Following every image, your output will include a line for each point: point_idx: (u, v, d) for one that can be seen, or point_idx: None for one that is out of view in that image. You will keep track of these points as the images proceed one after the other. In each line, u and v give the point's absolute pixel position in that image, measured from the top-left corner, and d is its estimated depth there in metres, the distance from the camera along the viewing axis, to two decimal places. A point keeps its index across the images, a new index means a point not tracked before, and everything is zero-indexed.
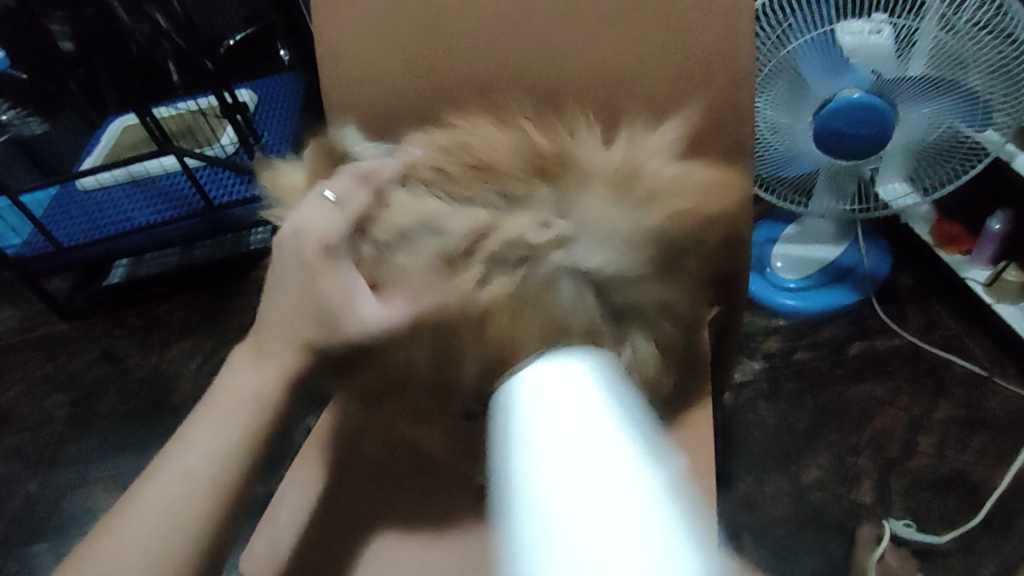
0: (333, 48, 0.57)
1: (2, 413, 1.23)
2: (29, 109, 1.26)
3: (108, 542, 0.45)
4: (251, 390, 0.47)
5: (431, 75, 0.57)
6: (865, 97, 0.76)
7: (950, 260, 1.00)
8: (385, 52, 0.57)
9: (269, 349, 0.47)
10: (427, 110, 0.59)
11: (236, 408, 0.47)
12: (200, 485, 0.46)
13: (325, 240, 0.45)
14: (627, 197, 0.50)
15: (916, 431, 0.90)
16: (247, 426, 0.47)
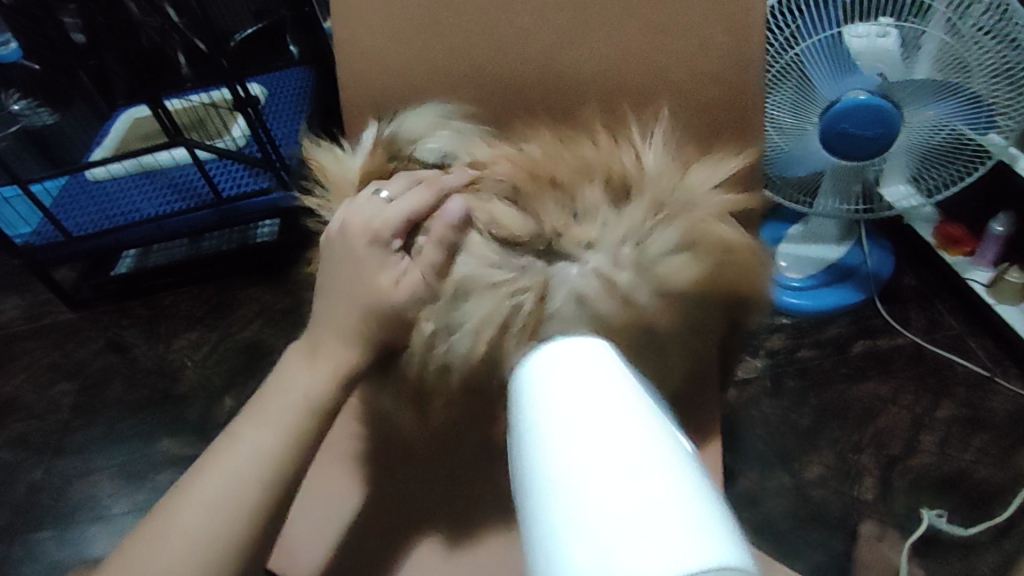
0: (354, 59, 0.65)
1: (9, 401, 1.23)
2: (40, 100, 1.27)
3: (158, 538, 0.44)
4: (304, 390, 0.48)
5: (445, 80, 0.65)
6: (871, 99, 0.77)
7: (952, 261, 1.01)
8: (402, 61, 0.64)
9: (326, 348, 0.48)
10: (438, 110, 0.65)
11: (287, 410, 0.48)
12: (246, 478, 0.46)
13: (370, 230, 0.47)
14: (670, 211, 0.48)
15: (918, 430, 0.91)
16: (298, 423, 0.48)
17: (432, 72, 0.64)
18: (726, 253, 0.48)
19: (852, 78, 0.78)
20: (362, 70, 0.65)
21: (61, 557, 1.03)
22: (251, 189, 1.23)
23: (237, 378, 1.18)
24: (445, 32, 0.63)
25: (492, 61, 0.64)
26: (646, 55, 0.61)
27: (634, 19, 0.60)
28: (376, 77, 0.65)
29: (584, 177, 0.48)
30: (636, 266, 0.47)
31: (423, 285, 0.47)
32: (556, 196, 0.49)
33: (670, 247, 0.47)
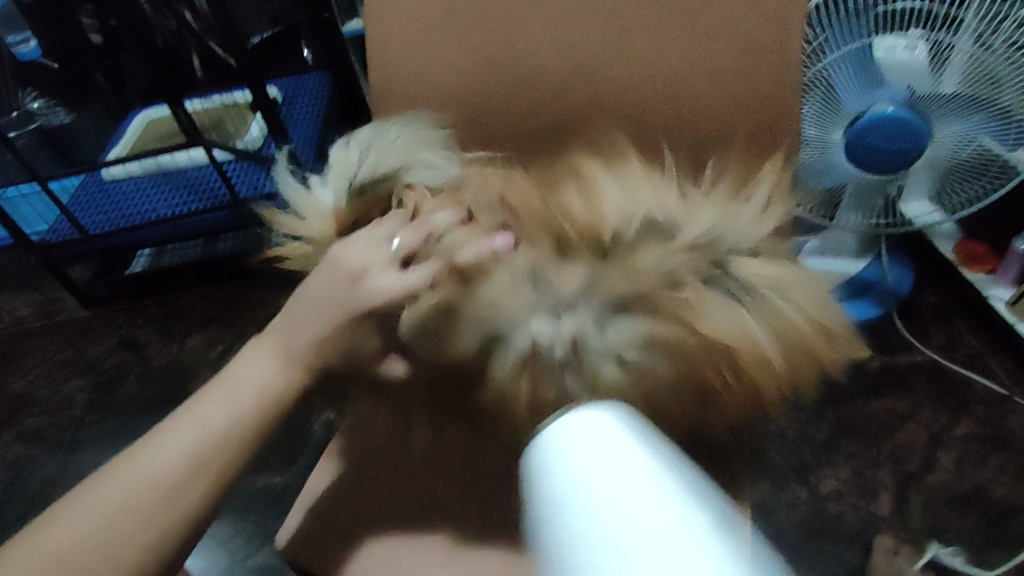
0: (387, 85, 0.65)
1: (22, 396, 1.24)
2: (56, 99, 1.26)
3: (97, 504, 0.43)
4: (265, 384, 0.47)
5: (480, 97, 0.64)
6: (897, 111, 0.77)
7: (973, 278, 1.00)
8: (436, 79, 0.64)
9: (306, 350, 0.47)
10: (477, 130, 0.66)
11: (246, 397, 0.47)
12: (206, 464, 0.44)
13: (373, 303, 0.46)
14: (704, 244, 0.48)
15: (936, 447, 0.91)
16: (253, 416, 0.46)
17: (467, 97, 0.64)
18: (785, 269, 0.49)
19: (880, 90, 0.77)
20: (397, 93, 0.65)
21: None
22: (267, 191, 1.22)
23: None
24: (483, 56, 0.63)
25: (527, 80, 0.63)
26: (682, 84, 0.61)
27: (668, 33, 0.59)
28: (411, 100, 0.65)
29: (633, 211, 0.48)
30: (593, 346, 0.45)
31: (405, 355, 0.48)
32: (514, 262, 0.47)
33: (624, 330, 0.45)
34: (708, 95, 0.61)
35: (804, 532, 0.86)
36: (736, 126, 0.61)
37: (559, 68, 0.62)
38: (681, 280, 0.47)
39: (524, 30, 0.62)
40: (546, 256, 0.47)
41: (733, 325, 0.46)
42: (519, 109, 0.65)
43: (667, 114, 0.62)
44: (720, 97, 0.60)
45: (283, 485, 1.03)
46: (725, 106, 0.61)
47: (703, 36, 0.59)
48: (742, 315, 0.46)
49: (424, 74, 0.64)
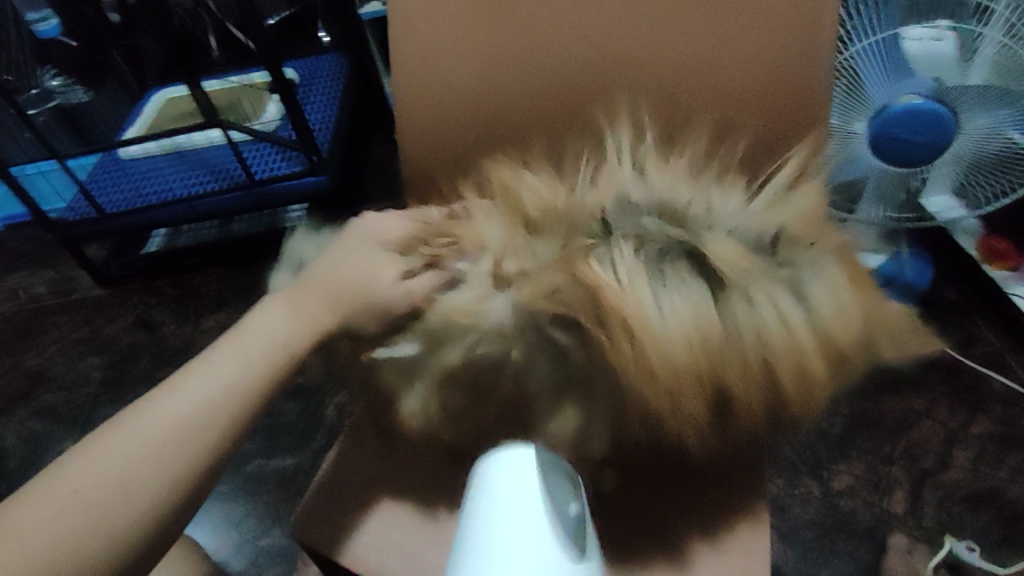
0: (414, 59, 0.62)
1: (38, 372, 1.25)
2: (75, 77, 1.25)
3: (108, 445, 0.42)
4: (282, 338, 0.49)
5: (507, 81, 0.63)
6: (926, 103, 0.75)
7: (996, 276, 0.99)
8: (466, 59, 0.62)
9: (304, 300, 0.50)
10: (500, 114, 0.64)
11: (263, 350, 0.48)
12: (220, 411, 0.45)
13: (396, 235, 0.53)
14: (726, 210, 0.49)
15: (952, 445, 0.90)
16: (271, 369, 0.48)
17: (494, 79, 0.63)
18: (801, 234, 0.49)
19: (909, 81, 0.76)
20: (421, 82, 0.64)
21: None
22: (284, 173, 1.22)
23: None
24: (507, 43, 0.61)
25: (553, 67, 0.61)
26: (712, 74, 0.59)
27: (695, 16, 0.58)
28: (433, 90, 0.64)
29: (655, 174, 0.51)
30: (520, 309, 0.48)
31: (418, 284, 0.50)
32: (506, 204, 0.53)
33: (552, 295, 0.47)
34: (739, 85, 0.59)
35: (816, 527, 0.86)
36: (763, 121, 0.60)
37: (586, 57, 0.61)
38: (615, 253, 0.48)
39: (547, 9, 0.60)
40: (500, 229, 0.51)
41: (648, 317, 0.45)
42: (544, 97, 0.63)
43: (690, 98, 0.61)
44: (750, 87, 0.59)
45: (295, 467, 1.03)
46: (757, 99, 0.59)
47: (735, 24, 0.57)
48: (666, 309, 0.45)
49: (449, 65, 0.62)
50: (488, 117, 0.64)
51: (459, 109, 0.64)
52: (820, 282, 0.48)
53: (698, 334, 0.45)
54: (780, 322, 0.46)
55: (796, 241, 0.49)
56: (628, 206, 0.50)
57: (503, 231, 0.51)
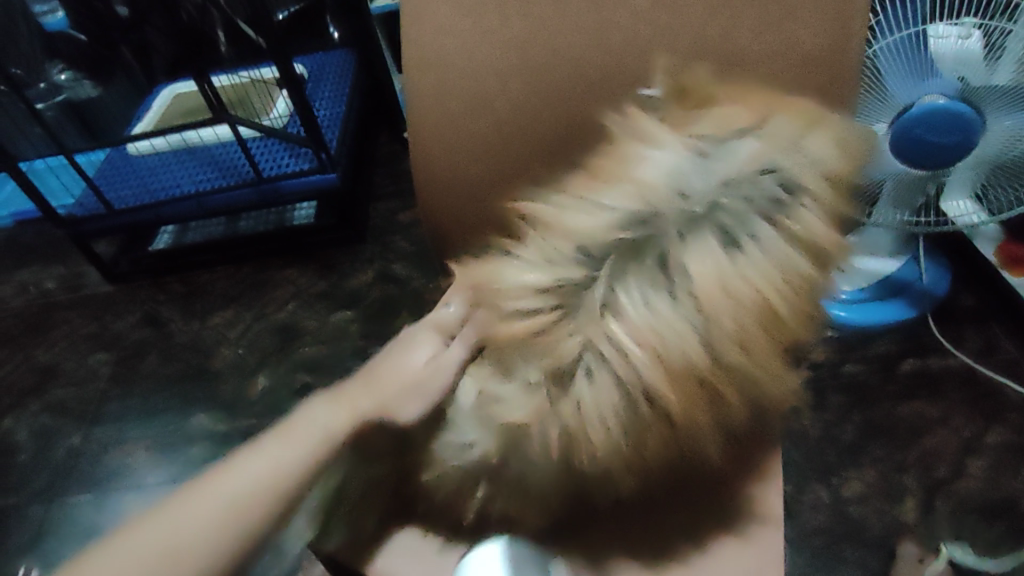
0: (435, 57, 0.58)
1: (47, 367, 1.25)
2: (84, 72, 1.26)
3: (161, 525, 0.43)
4: (330, 422, 0.47)
5: (536, 71, 0.56)
6: (951, 103, 0.74)
7: (1016, 282, 0.96)
8: (488, 53, 0.57)
9: (349, 391, 0.49)
10: (529, 104, 0.58)
11: (308, 434, 0.47)
12: (265, 491, 0.44)
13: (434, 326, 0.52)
14: (692, 184, 0.42)
15: (967, 454, 0.88)
16: (314, 451, 0.46)
17: (519, 70, 0.57)
18: (775, 140, 0.43)
19: (932, 81, 0.75)
20: (435, 119, 0.60)
21: (96, 522, 1.03)
22: (293, 170, 1.21)
23: (270, 358, 1.18)
24: (521, 68, 0.57)
25: (577, 69, 0.56)
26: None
27: None
28: (448, 130, 0.60)
29: (595, 197, 0.45)
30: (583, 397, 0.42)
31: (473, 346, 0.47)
32: (494, 275, 0.47)
33: (602, 371, 0.41)
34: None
35: (826, 534, 0.85)
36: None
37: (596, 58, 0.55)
38: (620, 302, 0.41)
39: None
40: (497, 304, 0.45)
41: (676, 339, 0.40)
42: (573, 88, 0.56)
43: None
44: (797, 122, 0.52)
45: None
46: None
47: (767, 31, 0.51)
48: (690, 313, 0.40)
49: (464, 105, 0.59)
50: (514, 109, 0.58)
51: (481, 106, 0.59)
52: (805, 166, 0.42)
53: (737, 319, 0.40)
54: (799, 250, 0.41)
55: (768, 152, 0.42)
56: (586, 226, 0.44)
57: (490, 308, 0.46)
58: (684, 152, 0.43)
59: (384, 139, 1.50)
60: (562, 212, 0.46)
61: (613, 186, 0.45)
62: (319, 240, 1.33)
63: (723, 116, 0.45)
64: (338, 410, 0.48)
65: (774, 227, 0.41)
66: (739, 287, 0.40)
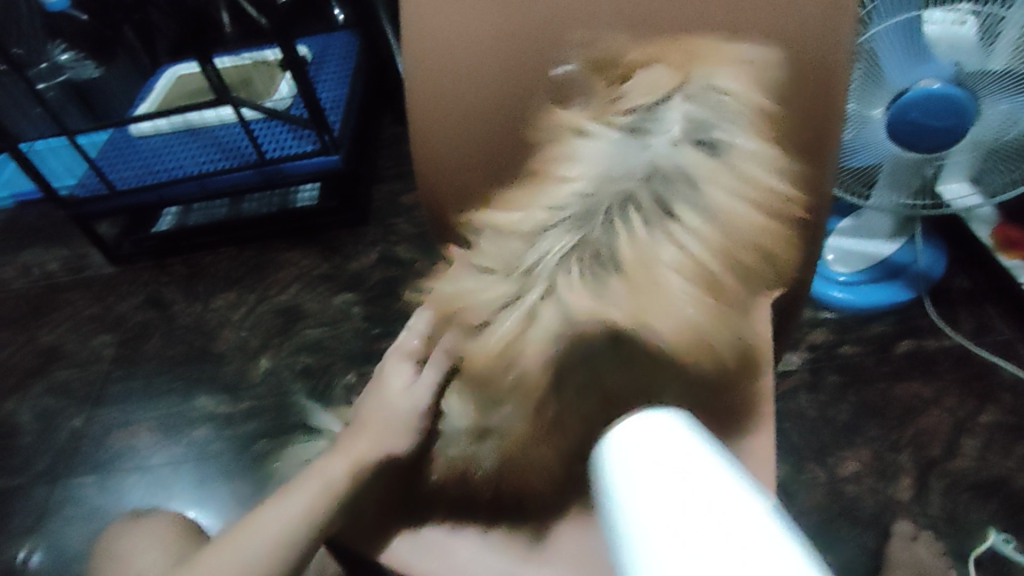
0: (424, 32, 0.56)
1: (51, 349, 1.26)
2: (86, 52, 1.27)
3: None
4: (335, 476, 0.49)
5: (524, 41, 0.55)
6: (943, 88, 0.74)
7: (1010, 265, 0.98)
8: (475, 21, 0.55)
9: (347, 442, 0.51)
10: (517, 74, 0.56)
11: (315, 484, 0.48)
12: (267, 544, 0.46)
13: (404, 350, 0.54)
14: (623, 169, 0.48)
15: (960, 433, 0.90)
16: (317, 503, 0.47)
17: (507, 39, 0.55)
18: (696, 110, 0.48)
19: (926, 66, 0.75)
20: (429, 101, 0.58)
21: (100, 502, 1.04)
22: (296, 152, 1.22)
23: (273, 340, 1.19)
24: (517, 45, 0.55)
25: (566, 33, 0.54)
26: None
27: None
28: (444, 112, 0.58)
29: (534, 199, 0.49)
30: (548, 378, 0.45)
31: (442, 369, 0.50)
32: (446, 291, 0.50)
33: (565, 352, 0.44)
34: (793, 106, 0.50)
35: (821, 513, 0.86)
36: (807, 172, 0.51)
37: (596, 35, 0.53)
38: (574, 286, 0.45)
39: None
40: (455, 319, 0.49)
41: (627, 312, 0.43)
42: (557, 53, 0.55)
43: None
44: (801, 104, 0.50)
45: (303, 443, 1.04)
46: (805, 122, 0.50)
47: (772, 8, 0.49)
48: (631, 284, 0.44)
49: (458, 87, 0.57)
50: (502, 78, 0.56)
51: (468, 77, 0.56)
52: (727, 129, 0.47)
53: (685, 273, 0.44)
54: (736, 209, 0.46)
55: (692, 114, 0.48)
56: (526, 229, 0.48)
57: (445, 320, 0.50)
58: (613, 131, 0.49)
59: (388, 121, 1.50)
60: (504, 221, 0.50)
61: (553, 185, 0.49)
62: (321, 221, 1.33)
63: (649, 87, 0.49)
64: (341, 461, 0.50)
65: (702, 192, 0.46)
66: (678, 263, 0.44)
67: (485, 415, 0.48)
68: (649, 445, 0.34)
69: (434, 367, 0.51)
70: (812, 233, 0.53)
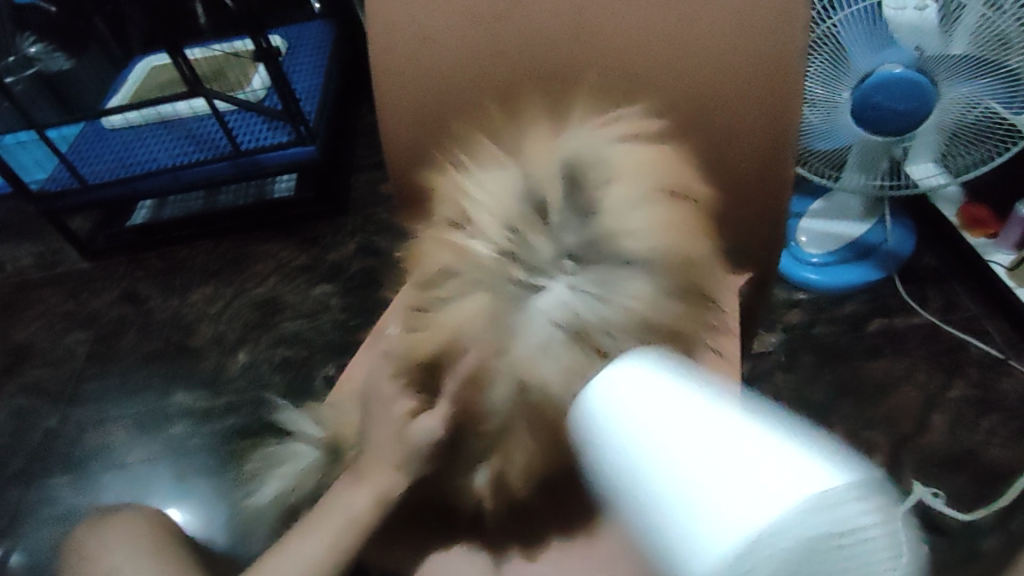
0: (390, 15, 0.58)
1: (23, 348, 1.24)
2: (56, 45, 1.25)
3: None
4: (357, 510, 0.46)
5: (488, 23, 0.57)
6: (903, 74, 0.76)
7: (975, 243, 1.01)
8: (437, 7, 0.57)
9: (369, 470, 0.46)
10: (480, 58, 0.58)
11: (338, 521, 0.46)
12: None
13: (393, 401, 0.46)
14: (538, 180, 0.44)
15: (930, 409, 0.92)
16: (339, 539, 0.45)
17: (470, 21, 0.57)
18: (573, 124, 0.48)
19: (888, 51, 0.77)
20: (397, 90, 0.61)
21: (77, 502, 1.03)
22: (271, 143, 1.21)
23: (251, 333, 1.18)
24: (478, 41, 0.57)
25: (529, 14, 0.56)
26: (704, 84, 0.54)
27: None
28: (410, 102, 0.61)
29: (477, 238, 0.44)
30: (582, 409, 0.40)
31: (444, 419, 0.43)
32: (422, 354, 0.44)
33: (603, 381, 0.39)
34: (734, 98, 0.54)
35: None
36: (750, 159, 0.56)
37: (556, 26, 0.56)
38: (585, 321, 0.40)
39: None
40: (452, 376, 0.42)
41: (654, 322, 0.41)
42: (518, 37, 0.57)
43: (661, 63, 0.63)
44: (743, 96, 0.54)
45: None
46: (747, 113, 0.54)
47: (713, 6, 0.52)
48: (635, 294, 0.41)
49: (424, 74, 0.59)
50: (466, 63, 0.58)
51: (435, 60, 0.58)
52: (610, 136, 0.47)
53: (668, 237, 0.43)
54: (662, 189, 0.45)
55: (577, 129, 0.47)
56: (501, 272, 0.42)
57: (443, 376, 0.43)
58: (503, 162, 0.47)
59: (366, 109, 1.49)
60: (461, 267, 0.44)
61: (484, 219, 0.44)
62: (299, 212, 1.33)
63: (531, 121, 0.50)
64: (365, 493, 0.46)
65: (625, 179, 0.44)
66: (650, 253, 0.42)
67: (501, 439, 0.42)
68: (654, 394, 0.32)
69: (441, 409, 0.43)
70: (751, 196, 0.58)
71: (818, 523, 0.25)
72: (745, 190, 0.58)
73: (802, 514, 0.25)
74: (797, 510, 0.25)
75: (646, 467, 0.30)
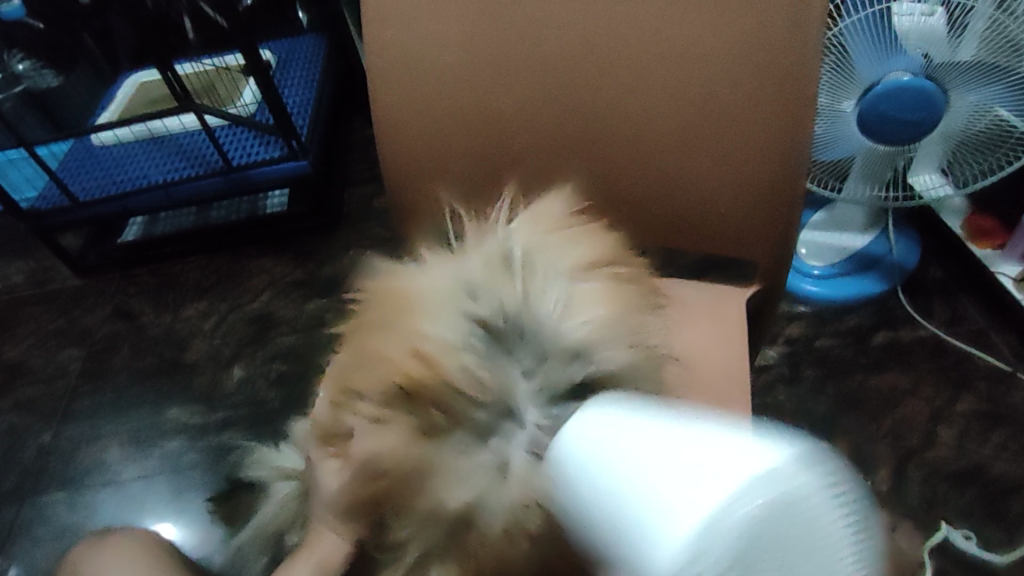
0: (389, 32, 0.57)
1: (15, 365, 1.22)
2: (44, 61, 1.23)
3: None
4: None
5: (490, 51, 0.57)
6: (914, 80, 0.74)
7: (981, 254, 0.99)
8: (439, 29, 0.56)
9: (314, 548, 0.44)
10: (486, 82, 0.58)
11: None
12: None
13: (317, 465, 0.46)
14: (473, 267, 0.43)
15: (938, 423, 0.90)
16: None
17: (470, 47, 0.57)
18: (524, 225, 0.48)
19: (896, 58, 0.74)
20: (398, 101, 0.60)
21: (71, 520, 1.01)
22: (263, 157, 1.19)
23: (247, 349, 1.16)
24: (482, 62, 0.58)
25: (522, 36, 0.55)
26: (717, 112, 0.55)
27: None
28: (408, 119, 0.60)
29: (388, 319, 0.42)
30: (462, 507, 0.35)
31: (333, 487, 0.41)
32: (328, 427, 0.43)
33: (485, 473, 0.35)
34: (752, 129, 0.55)
35: None
36: (757, 182, 0.57)
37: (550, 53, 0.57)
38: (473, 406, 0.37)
39: None
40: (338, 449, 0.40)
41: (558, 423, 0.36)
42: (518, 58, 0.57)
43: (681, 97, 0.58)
44: (757, 131, 0.55)
45: None
46: (760, 147, 0.55)
47: (725, 33, 0.52)
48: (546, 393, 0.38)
49: (430, 98, 0.59)
50: (473, 85, 0.59)
51: (436, 85, 0.59)
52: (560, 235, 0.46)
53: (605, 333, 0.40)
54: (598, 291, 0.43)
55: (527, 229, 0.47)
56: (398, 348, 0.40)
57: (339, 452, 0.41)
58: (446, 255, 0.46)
59: (359, 123, 1.48)
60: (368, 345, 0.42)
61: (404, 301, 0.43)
62: (293, 226, 1.31)
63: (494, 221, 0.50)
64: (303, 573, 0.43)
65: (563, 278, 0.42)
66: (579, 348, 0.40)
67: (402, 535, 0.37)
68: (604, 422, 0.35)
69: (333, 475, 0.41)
70: (764, 217, 0.59)
71: (757, 500, 0.31)
72: (757, 213, 0.60)
73: (746, 499, 0.31)
74: (735, 500, 0.31)
75: (612, 490, 0.33)
